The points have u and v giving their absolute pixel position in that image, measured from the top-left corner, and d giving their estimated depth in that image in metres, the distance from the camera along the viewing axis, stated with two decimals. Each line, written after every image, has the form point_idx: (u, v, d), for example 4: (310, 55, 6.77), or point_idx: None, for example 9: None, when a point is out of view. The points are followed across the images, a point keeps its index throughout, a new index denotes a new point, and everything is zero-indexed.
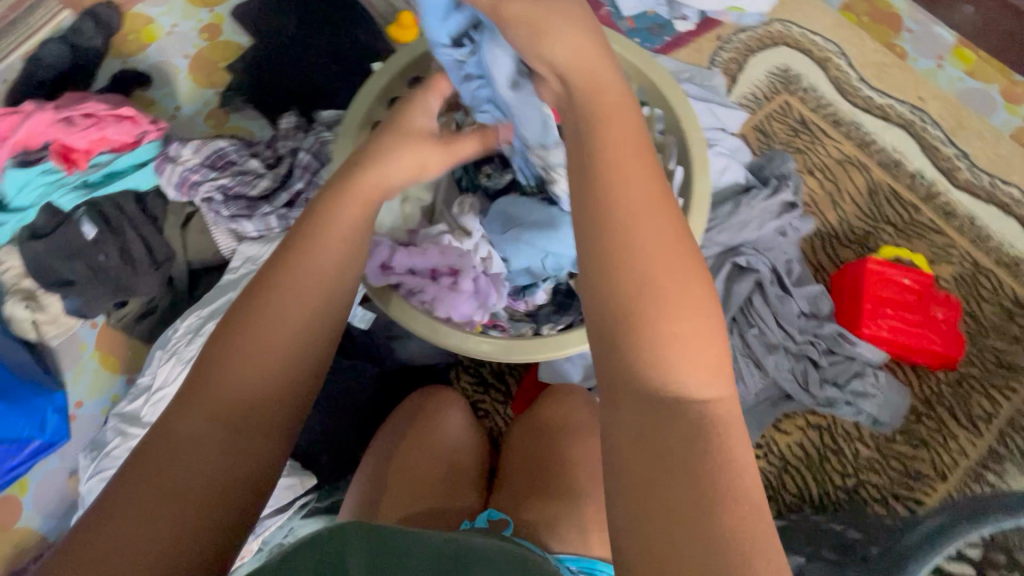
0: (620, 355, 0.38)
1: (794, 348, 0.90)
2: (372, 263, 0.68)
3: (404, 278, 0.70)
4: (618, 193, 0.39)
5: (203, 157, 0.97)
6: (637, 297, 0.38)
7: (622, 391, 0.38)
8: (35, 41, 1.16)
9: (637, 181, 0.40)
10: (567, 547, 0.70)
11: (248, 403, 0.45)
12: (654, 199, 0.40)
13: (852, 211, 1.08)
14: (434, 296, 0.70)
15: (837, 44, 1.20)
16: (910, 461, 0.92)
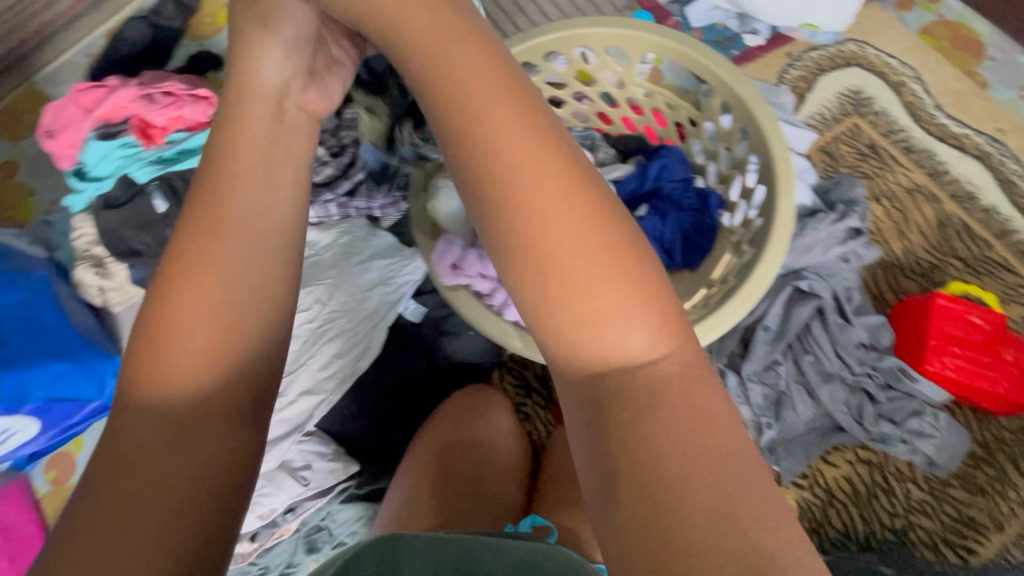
0: (577, 357, 0.39)
1: (850, 379, 0.87)
2: (443, 264, 0.66)
3: (475, 281, 0.67)
4: (503, 186, 0.40)
5: None
6: (548, 283, 0.39)
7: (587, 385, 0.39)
8: (119, 19, 1.21)
9: (521, 165, 0.41)
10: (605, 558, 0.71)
11: (188, 394, 0.43)
12: (540, 174, 0.40)
13: (918, 242, 1.04)
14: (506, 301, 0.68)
15: (913, 68, 1.16)
16: (964, 508, 0.88)
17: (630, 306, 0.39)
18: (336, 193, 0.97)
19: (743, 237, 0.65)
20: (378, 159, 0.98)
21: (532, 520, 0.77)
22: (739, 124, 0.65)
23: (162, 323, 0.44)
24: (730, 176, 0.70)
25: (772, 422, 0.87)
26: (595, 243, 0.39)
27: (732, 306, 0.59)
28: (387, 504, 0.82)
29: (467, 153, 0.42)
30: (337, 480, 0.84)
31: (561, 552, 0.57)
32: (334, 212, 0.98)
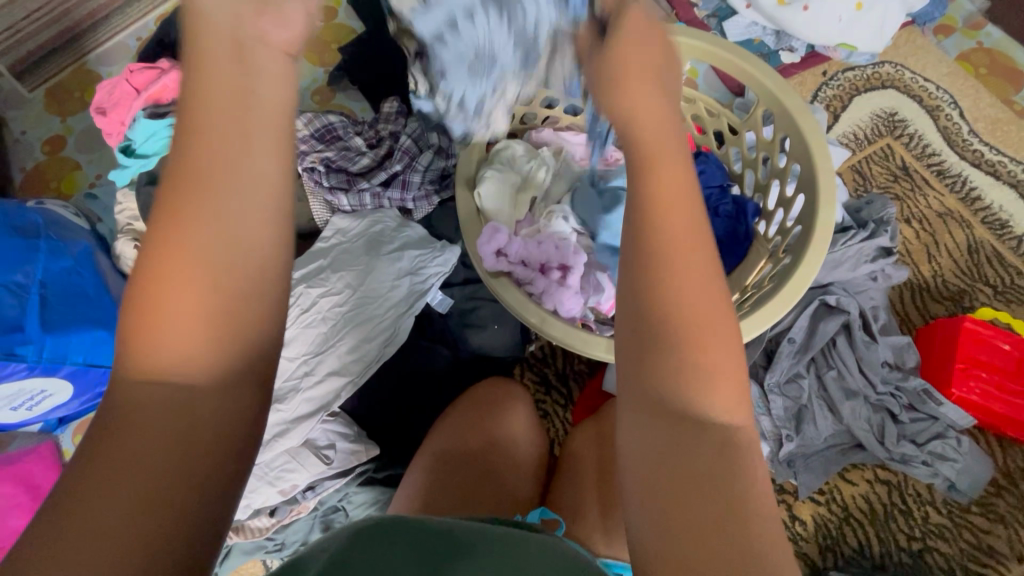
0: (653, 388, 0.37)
1: (873, 398, 0.87)
2: (488, 246, 0.65)
3: (517, 267, 0.67)
4: (660, 244, 0.38)
5: (313, 130, 1.02)
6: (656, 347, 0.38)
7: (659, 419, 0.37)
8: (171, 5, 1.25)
9: (682, 229, 0.39)
10: (615, 553, 0.73)
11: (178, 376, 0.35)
12: (687, 248, 0.38)
13: (948, 266, 1.03)
14: (543, 289, 0.68)
15: (950, 93, 1.16)
16: (984, 535, 0.87)
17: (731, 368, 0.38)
18: (371, 183, 1.00)
19: (779, 245, 0.66)
20: (413, 154, 1.01)
21: (541, 513, 0.77)
22: (783, 134, 0.66)
23: (142, 293, 0.36)
24: (766, 186, 0.71)
25: (792, 434, 0.87)
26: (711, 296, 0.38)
27: (768, 310, 0.59)
28: (403, 493, 0.81)
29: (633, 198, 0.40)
30: (358, 462, 0.86)
31: (579, 552, 0.55)
32: (368, 201, 1.00)
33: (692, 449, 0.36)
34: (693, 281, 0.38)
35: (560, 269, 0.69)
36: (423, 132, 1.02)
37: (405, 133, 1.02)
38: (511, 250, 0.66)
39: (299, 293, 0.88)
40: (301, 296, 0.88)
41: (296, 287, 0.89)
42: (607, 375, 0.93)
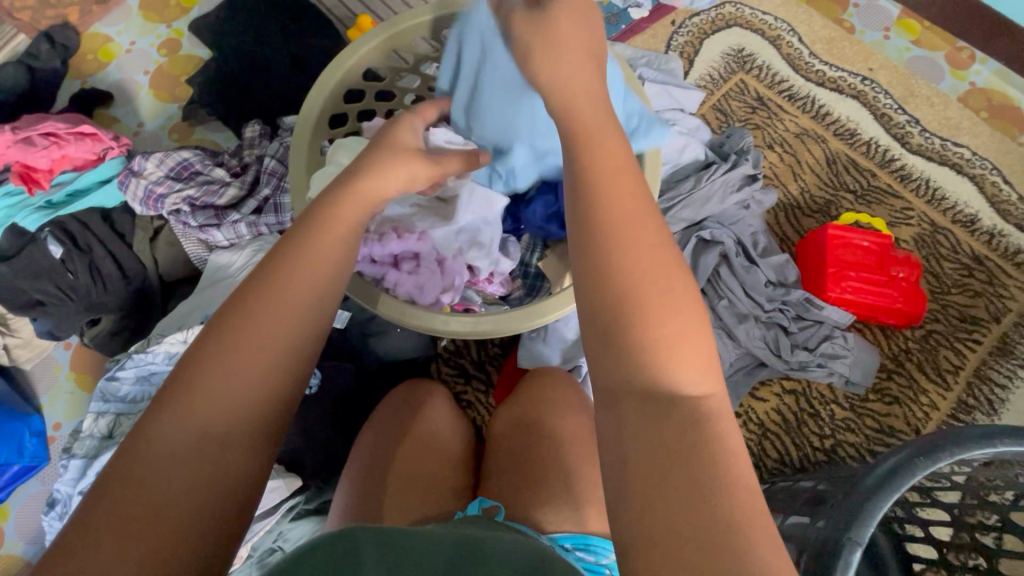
0: (606, 384, 0.38)
1: (763, 316, 0.92)
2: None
3: (365, 265, 0.69)
4: (625, 263, 0.39)
5: (167, 170, 0.97)
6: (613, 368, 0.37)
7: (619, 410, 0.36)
8: None
9: (643, 247, 0.39)
10: (559, 527, 0.71)
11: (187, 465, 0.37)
12: (663, 283, 0.38)
13: (812, 181, 1.11)
14: (396, 282, 0.69)
15: (787, 22, 1.23)
16: (883, 418, 0.94)
17: (684, 325, 0.38)
18: (242, 213, 0.96)
19: None
20: (280, 175, 0.99)
21: (479, 503, 0.75)
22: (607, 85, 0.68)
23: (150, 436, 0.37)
24: None
25: None
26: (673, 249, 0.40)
27: None
28: (331, 517, 0.78)
29: (613, 234, 0.40)
30: (282, 498, 0.83)
31: (547, 548, 0.54)
32: (244, 232, 0.96)
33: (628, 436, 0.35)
34: (636, 244, 0.39)
35: (413, 260, 0.70)
36: (287, 151, 1.00)
37: (268, 154, 1.00)
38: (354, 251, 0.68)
39: (141, 362, 0.80)
40: (145, 364, 0.80)
41: (138, 356, 0.80)
42: (520, 351, 0.95)
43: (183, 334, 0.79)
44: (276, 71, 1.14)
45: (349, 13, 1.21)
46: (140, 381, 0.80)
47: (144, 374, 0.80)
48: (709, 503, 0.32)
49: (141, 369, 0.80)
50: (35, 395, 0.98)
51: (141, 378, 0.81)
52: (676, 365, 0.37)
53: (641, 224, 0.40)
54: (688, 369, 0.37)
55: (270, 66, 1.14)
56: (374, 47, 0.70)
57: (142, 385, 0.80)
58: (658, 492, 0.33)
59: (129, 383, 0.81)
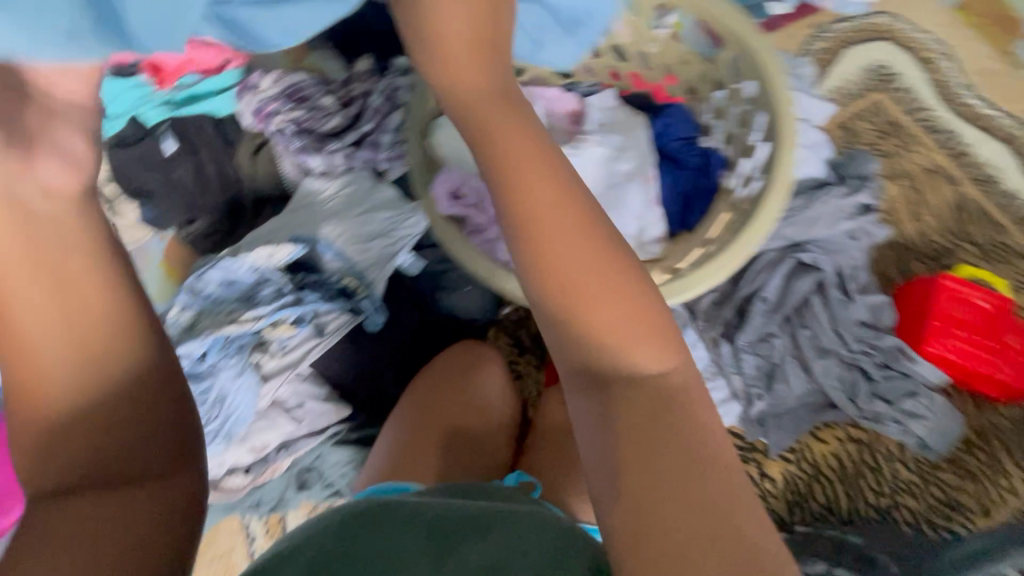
0: (614, 418, 0.44)
1: (846, 356, 0.86)
2: (440, 188, 0.68)
3: (469, 212, 0.69)
4: (592, 318, 0.46)
5: (281, 88, 1.00)
6: (612, 418, 0.45)
7: (625, 430, 0.44)
8: None
9: (599, 295, 0.47)
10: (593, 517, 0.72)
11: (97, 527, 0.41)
12: (624, 310, 0.47)
13: (933, 225, 1.01)
14: (494, 238, 0.68)
15: (945, 45, 1.11)
16: (952, 491, 0.87)
17: (646, 332, 0.47)
18: (342, 143, 0.99)
19: (742, 198, 0.65)
20: (384, 113, 1.00)
21: (518, 475, 0.76)
22: (750, 78, 0.64)
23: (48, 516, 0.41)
24: (736, 136, 0.69)
25: (762, 393, 0.88)
26: (604, 265, 0.48)
27: (717, 265, 0.60)
28: (371, 454, 0.81)
29: (563, 298, 0.47)
30: (329, 421, 0.87)
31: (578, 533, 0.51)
32: (339, 161, 0.99)
33: (652, 459, 0.42)
34: (591, 295, 0.47)
35: None
36: (394, 91, 1.01)
37: (376, 91, 1.01)
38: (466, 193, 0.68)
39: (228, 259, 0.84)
40: (230, 260, 0.84)
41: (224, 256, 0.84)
42: None
43: (270, 249, 0.83)
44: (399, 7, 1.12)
45: None
46: (229, 278, 0.84)
47: (230, 274, 0.84)
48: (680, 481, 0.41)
49: (226, 265, 0.84)
50: None
51: (225, 275, 0.84)
52: (633, 347, 0.46)
53: (580, 251, 0.48)
54: (683, 376, 0.47)
55: None
56: None
57: (227, 279, 0.84)
58: (641, 474, 0.42)
59: (210, 280, 0.84)
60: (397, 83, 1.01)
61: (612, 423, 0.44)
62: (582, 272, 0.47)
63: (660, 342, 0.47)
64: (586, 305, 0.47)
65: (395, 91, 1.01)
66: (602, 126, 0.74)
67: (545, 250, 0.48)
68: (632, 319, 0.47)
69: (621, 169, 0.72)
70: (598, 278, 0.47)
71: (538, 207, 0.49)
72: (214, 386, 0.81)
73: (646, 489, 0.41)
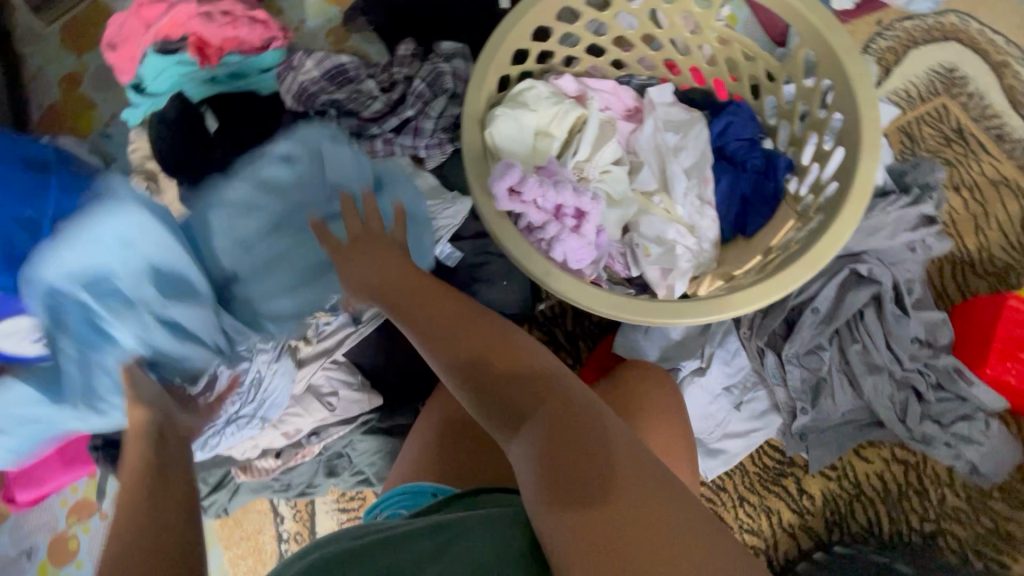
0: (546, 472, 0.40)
1: (899, 374, 0.82)
2: (501, 184, 0.60)
3: (529, 208, 0.62)
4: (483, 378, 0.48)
5: (323, 71, 0.98)
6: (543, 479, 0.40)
7: (556, 480, 0.40)
8: None
9: (472, 347, 0.50)
10: None
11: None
12: (499, 357, 0.48)
13: (996, 239, 0.96)
14: (554, 235, 0.63)
15: (1020, 48, 1.04)
16: (1003, 521, 0.83)
17: (518, 365, 0.48)
18: (383, 129, 0.97)
19: (810, 205, 0.63)
20: (426, 99, 0.97)
21: None
22: (827, 77, 0.60)
23: None
24: (804, 138, 0.66)
25: (807, 408, 0.84)
26: (465, 323, 0.53)
27: (783, 279, 0.57)
28: (406, 445, 0.81)
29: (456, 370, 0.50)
30: (361, 411, 0.86)
31: None
32: (379, 148, 0.96)
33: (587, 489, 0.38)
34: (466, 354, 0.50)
35: (575, 217, 0.64)
36: (437, 76, 0.98)
37: (419, 76, 0.98)
38: (525, 189, 0.61)
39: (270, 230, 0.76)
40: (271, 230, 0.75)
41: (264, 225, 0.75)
42: (618, 336, 0.89)
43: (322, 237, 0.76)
44: None
45: None
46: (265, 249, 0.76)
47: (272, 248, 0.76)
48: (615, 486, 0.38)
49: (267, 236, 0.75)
50: None
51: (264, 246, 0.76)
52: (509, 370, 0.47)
53: (447, 322, 0.53)
54: (570, 388, 0.46)
55: None
56: None
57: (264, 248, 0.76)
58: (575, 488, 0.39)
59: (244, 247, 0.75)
60: (441, 69, 0.98)
61: (541, 474, 0.40)
62: (451, 340, 0.51)
63: (536, 373, 0.47)
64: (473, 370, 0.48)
65: (438, 76, 0.98)
66: (664, 121, 0.70)
67: (433, 334, 0.53)
68: (506, 361, 0.48)
69: (682, 165, 0.69)
70: (467, 333, 0.52)
71: (421, 288, 0.58)
72: (255, 371, 0.78)
73: (593, 506, 0.37)
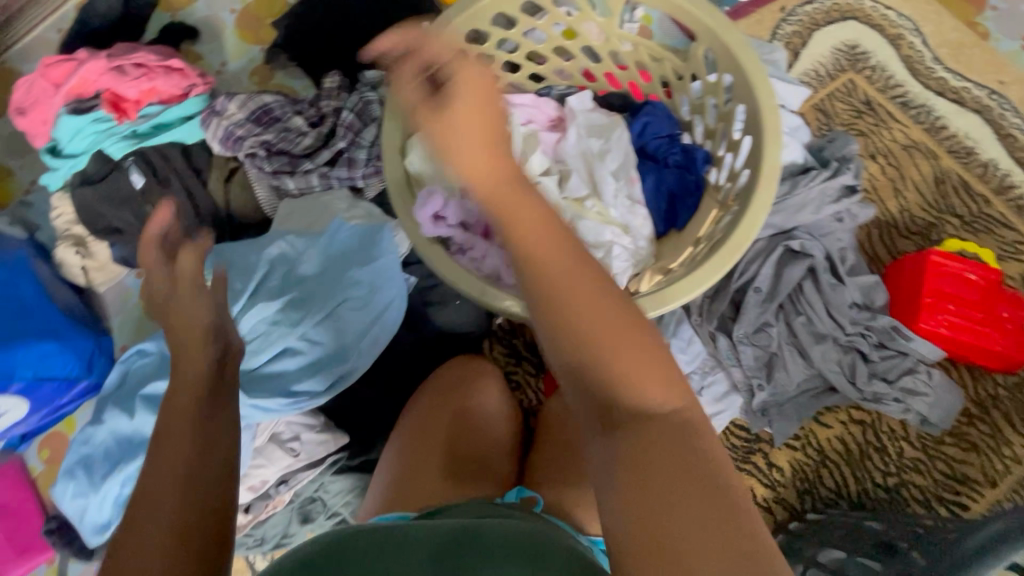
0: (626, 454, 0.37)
1: (843, 339, 0.86)
2: (424, 213, 0.64)
3: (456, 232, 0.66)
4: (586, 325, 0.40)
5: (248, 113, 0.97)
6: (619, 458, 0.37)
7: (637, 472, 0.36)
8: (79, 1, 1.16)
9: (581, 290, 0.41)
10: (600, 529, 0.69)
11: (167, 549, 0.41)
12: (606, 311, 0.40)
13: (915, 200, 1.02)
14: (483, 254, 0.66)
15: (912, 20, 1.12)
16: (957, 465, 0.87)
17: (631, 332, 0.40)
18: (316, 163, 0.95)
19: (729, 193, 0.65)
20: (357, 129, 0.96)
21: (518, 491, 0.73)
22: (727, 72, 0.63)
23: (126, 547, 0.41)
24: (716, 130, 0.69)
25: (763, 383, 0.87)
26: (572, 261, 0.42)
27: (712, 265, 0.59)
28: (376, 478, 0.80)
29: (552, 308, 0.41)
30: (328, 451, 0.85)
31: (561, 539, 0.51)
32: (316, 182, 0.95)
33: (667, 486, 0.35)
34: (576, 293, 0.40)
35: None
36: (365, 106, 0.98)
37: (347, 107, 0.98)
38: (449, 214, 0.64)
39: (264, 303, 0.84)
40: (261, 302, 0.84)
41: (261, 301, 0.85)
42: None
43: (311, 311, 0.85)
44: (362, 16, 1.09)
45: None
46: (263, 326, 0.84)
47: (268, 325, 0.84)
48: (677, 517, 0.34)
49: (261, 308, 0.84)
50: (106, 316, 1.03)
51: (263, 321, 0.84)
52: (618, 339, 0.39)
53: (552, 254, 0.42)
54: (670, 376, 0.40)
55: (353, 13, 1.09)
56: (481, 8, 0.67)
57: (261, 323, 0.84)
58: (645, 500, 0.35)
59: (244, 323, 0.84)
60: (369, 98, 0.98)
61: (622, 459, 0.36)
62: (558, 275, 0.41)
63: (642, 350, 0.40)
64: (578, 315, 0.40)
65: (366, 105, 0.98)
66: (586, 128, 0.72)
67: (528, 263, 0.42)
68: (616, 319, 0.40)
69: (609, 168, 0.71)
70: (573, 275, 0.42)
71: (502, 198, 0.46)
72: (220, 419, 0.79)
73: (658, 508, 0.34)
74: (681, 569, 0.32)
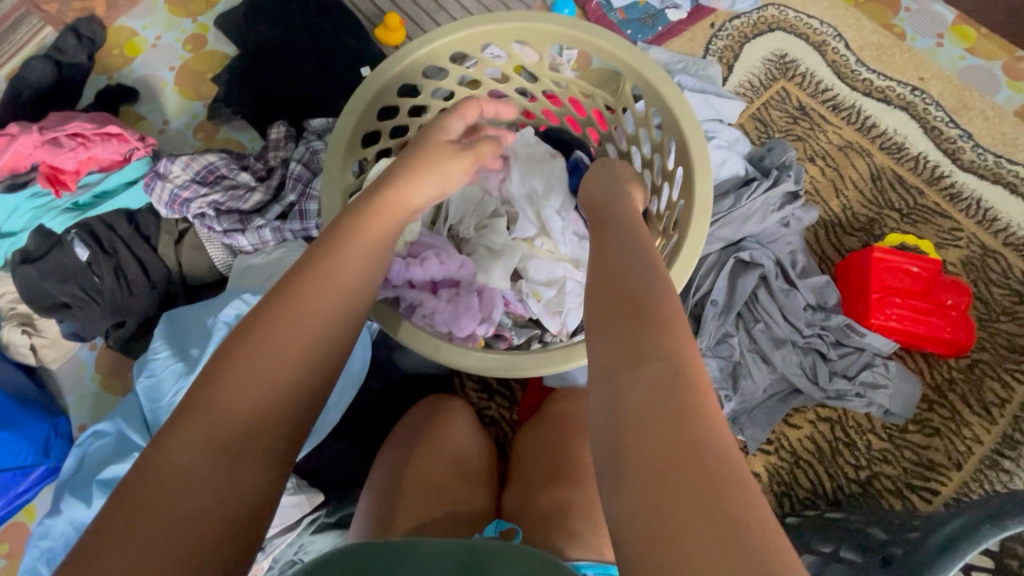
0: (649, 392, 0.34)
1: (801, 342, 0.89)
2: None
3: (404, 292, 0.66)
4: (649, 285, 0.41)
5: (193, 173, 0.96)
6: (643, 396, 0.34)
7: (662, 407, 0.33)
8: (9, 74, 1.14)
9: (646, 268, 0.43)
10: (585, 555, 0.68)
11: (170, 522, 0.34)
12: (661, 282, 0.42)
13: (855, 197, 1.06)
14: (434, 309, 0.66)
15: (834, 26, 1.17)
16: (923, 451, 0.90)
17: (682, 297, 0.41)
18: (267, 218, 0.94)
19: (669, 221, 0.67)
20: (306, 180, 0.96)
21: (496, 524, 0.71)
22: (654, 106, 0.65)
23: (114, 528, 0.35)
24: (652, 159, 0.71)
25: (731, 394, 0.88)
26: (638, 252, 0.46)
27: None
28: (352, 531, 0.78)
29: (612, 272, 0.43)
30: (303, 512, 0.82)
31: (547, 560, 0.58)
32: (269, 237, 0.93)
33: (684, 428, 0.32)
34: (642, 266, 0.43)
35: (451, 287, 0.69)
36: (313, 155, 0.97)
37: (294, 158, 0.97)
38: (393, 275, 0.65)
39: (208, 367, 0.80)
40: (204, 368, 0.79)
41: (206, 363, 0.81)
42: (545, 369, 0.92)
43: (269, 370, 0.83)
44: (302, 66, 1.09)
45: (377, 9, 1.17)
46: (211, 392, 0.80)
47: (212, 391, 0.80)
48: (728, 489, 0.30)
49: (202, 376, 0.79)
50: (60, 394, 0.99)
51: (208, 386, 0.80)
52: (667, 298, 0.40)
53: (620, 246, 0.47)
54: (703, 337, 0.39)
55: (293, 63, 1.10)
56: (415, 60, 0.69)
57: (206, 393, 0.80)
58: (670, 463, 0.31)
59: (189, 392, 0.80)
60: (315, 146, 0.98)
61: (647, 395, 0.34)
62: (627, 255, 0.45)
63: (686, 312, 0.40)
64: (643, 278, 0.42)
65: (314, 154, 0.97)
66: (527, 166, 0.73)
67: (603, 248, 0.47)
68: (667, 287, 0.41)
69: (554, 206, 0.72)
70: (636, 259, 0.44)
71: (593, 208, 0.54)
72: None
73: (670, 456, 0.31)
74: (674, 523, 0.29)
